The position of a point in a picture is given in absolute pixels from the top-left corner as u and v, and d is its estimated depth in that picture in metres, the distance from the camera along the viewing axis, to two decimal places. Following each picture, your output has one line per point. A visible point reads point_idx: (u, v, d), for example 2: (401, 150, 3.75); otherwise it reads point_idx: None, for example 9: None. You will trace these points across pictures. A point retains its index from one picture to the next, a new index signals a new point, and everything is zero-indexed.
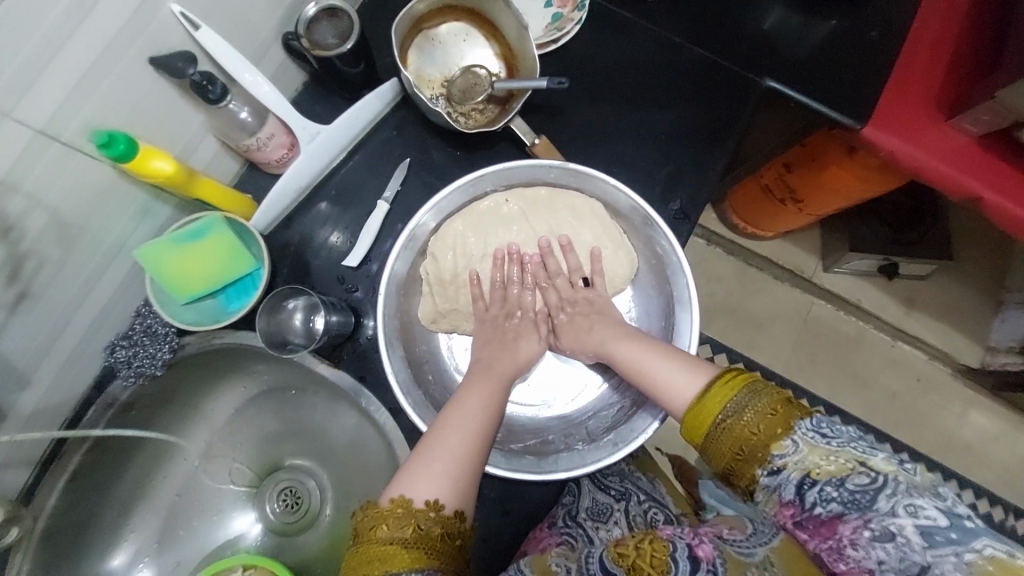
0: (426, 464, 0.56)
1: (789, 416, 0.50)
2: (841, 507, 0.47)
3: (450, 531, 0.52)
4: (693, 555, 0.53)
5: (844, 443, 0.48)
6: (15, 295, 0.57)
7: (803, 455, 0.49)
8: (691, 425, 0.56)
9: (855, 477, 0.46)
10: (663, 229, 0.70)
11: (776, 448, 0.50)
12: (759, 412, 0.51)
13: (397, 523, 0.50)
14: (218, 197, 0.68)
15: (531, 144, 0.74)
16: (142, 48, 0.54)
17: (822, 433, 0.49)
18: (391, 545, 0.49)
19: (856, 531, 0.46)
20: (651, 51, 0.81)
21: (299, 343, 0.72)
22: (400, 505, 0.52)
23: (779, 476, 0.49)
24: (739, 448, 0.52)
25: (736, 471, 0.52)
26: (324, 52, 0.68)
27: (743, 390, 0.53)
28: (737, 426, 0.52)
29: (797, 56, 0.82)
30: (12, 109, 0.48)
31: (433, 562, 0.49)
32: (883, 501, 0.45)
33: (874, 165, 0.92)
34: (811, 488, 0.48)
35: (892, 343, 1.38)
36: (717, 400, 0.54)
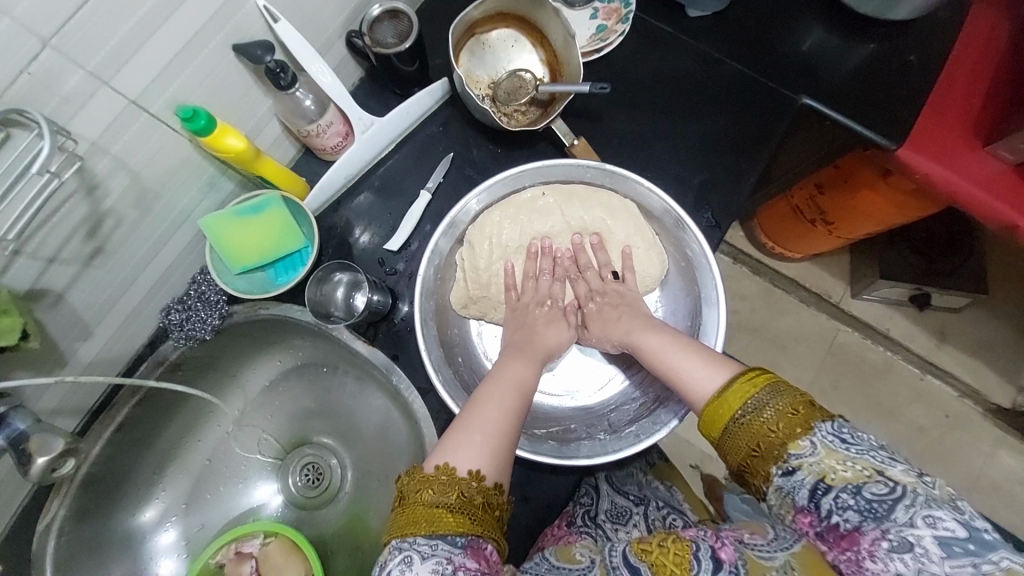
0: (466, 437, 0.59)
1: (810, 418, 0.51)
2: (858, 517, 0.46)
3: (490, 500, 0.55)
4: (715, 557, 0.52)
5: (862, 451, 0.49)
6: (93, 249, 0.63)
7: (820, 458, 0.49)
8: (709, 419, 0.57)
9: (872, 486, 0.46)
10: (694, 232, 0.73)
11: (793, 447, 0.51)
12: (780, 411, 0.52)
13: (442, 488, 0.53)
14: (277, 176, 0.74)
15: (570, 144, 0.78)
16: (227, 36, 0.61)
17: (841, 438, 0.50)
18: (437, 508, 0.52)
19: (874, 543, 0.46)
20: (690, 65, 0.84)
21: (339, 316, 0.77)
22: (445, 472, 0.55)
23: (794, 478, 0.50)
24: (755, 444, 0.53)
25: (750, 467, 0.53)
26: (384, 49, 0.73)
27: (765, 388, 0.54)
28: (756, 422, 0.53)
29: (834, 76, 0.84)
30: (111, 79, 0.53)
31: (476, 528, 0.52)
32: (901, 511, 0.45)
33: (909, 190, 0.93)
34: (826, 495, 0.48)
35: (920, 375, 1.35)
36: (738, 397, 0.55)
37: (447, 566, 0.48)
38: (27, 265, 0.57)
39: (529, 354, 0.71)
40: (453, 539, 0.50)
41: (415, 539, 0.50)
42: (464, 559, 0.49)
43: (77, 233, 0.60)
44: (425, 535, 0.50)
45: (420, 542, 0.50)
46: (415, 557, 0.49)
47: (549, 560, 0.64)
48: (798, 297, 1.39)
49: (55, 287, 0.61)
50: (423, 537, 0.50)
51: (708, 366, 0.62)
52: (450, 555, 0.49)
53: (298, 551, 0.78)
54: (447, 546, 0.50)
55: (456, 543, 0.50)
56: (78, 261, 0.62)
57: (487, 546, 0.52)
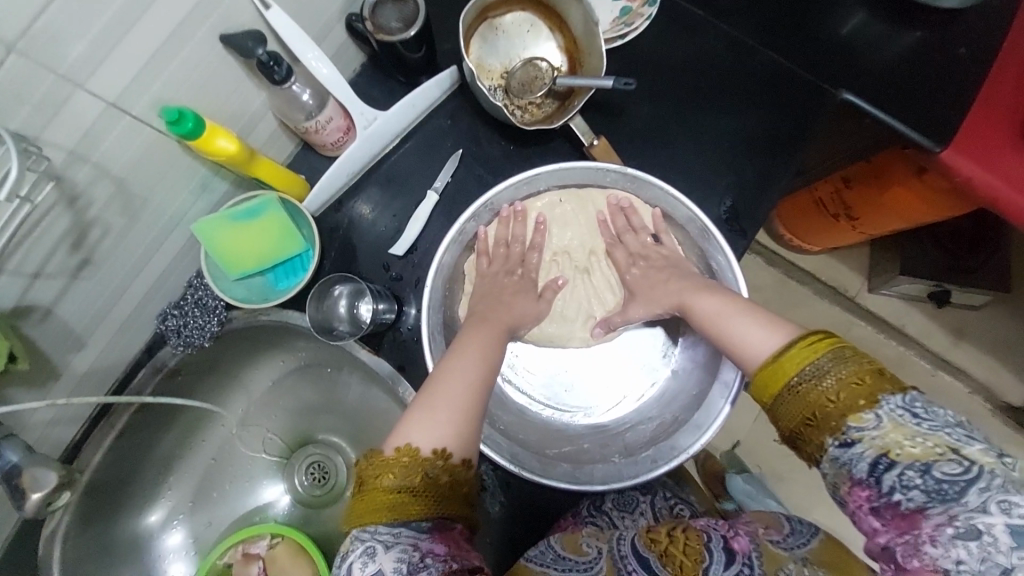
0: (433, 414, 0.54)
1: (876, 390, 0.45)
2: (924, 498, 0.43)
3: (458, 477, 0.50)
4: (728, 548, 0.57)
5: (935, 427, 0.43)
6: (79, 261, 0.59)
7: (884, 432, 0.44)
8: (762, 382, 0.51)
9: (944, 465, 0.42)
10: (721, 243, 0.68)
11: (855, 419, 0.45)
12: (842, 380, 0.46)
13: (403, 472, 0.48)
14: (272, 177, 0.68)
15: (588, 145, 0.72)
16: (213, 26, 0.54)
17: (912, 413, 0.44)
18: (398, 494, 0.47)
19: (937, 528, 0.42)
20: (721, 53, 0.77)
21: (344, 330, 0.73)
22: (407, 454, 0.49)
23: (852, 450, 0.45)
24: (811, 414, 0.47)
25: (802, 435, 0.48)
26: (388, 36, 0.66)
27: (827, 355, 0.48)
28: (814, 391, 0.47)
29: (876, 68, 0.77)
30: (84, 80, 0.47)
31: (441, 508, 0.47)
32: (973, 495, 0.41)
33: (944, 189, 0.87)
34: (889, 471, 0.44)
35: (934, 373, 1.32)
36: (796, 361, 0.49)
37: (414, 553, 0.45)
38: (9, 282, 0.53)
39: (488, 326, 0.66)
40: (417, 523, 0.46)
41: (376, 528, 0.46)
42: (431, 544, 0.46)
43: (62, 246, 0.56)
44: (387, 522, 0.46)
45: (382, 531, 0.46)
46: (377, 547, 0.45)
47: (555, 549, 0.64)
48: (813, 290, 1.34)
49: (42, 303, 0.58)
50: (384, 525, 0.46)
51: (762, 328, 0.56)
52: (416, 542, 0.45)
53: (305, 555, 0.78)
54: (411, 533, 0.46)
55: (421, 528, 0.46)
56: (64, 274, 0.58)
57: (456, 525, 0.48)
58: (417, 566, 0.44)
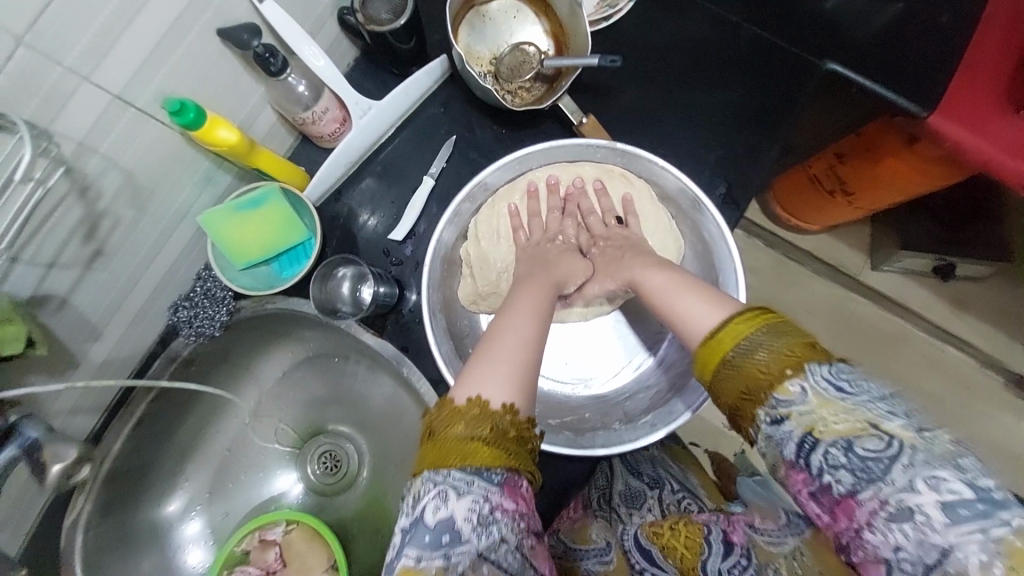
0: (490, 372, 0.55)
1: (803, 359, 0.47)
2: (852, 479, 0.43)
3: (524, 434, 0.51)
4: (726, 539, 0.62)
5: (860, 401, 0.44)
6: (92, 251, 0.61)
7: (811, 408, 0.45)
8: (700, 361, 0.53)
9: (867, 441, 0.43)
10: (711, 211, 0.70)
11: (782, 392, 0.47)
12: (774, 352, 0.48)
13: (473, 422, 0.49)
14: (271, 167, 0.71)
15: (577, 123, 0.74)
16: (210, 19, 0.57)
17: (837, 386, 0.46)
18: (469, 442, 0.48)
19: (870, 514, 0.42)
20: (704, 31, 0.79)
21: (347, 311, 0.74)
22: (477, 404, 0.50)
23: (782, 428, 0.47)
24: (745, 388, 0.49)
25: (741, 412, 0.50)
26: (379, 27, 0.69)
27: (762, 327, 0.50)
28: (748, 364, 0.49)
29: (860, 38, 0.78)
30: (90, 73, 0.50)
31: (512, 463, 0.49)
32: (898, 473, 0.41)
33: (938, 158, 0.87)
34: (814, 451, 0.45)
35: (942, 347, 1.31)
36: (733, 335, 0.51)
37: (484, 505, 0.46)
38: (27, 271, 0.56)
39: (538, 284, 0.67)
40: (489, 475, 0.47)
41: (449, 472, 0.47)
42: (500, 498, 0.47)
43: (75, 236, 0.59)
44: (459, 470, 0.47)
45: (455, 477, 0.47)
46: (451, 492, 0.46)
47: (565, 542, 0.71)
48: (815, 270, 1.34)
49: (58, 292, 0.60)
50: (456, 471, 0.47)
51: (704, 302, 0.57)
52: (487, 493, 0.47)
53: (319, 538, 0.80)
54: (483, 483, 0.47)
55: (493, 480, 0.47)
56: (78, 265, 0.61)
57: (523, 481, 0.49)
58: (486, 518, 0.46)
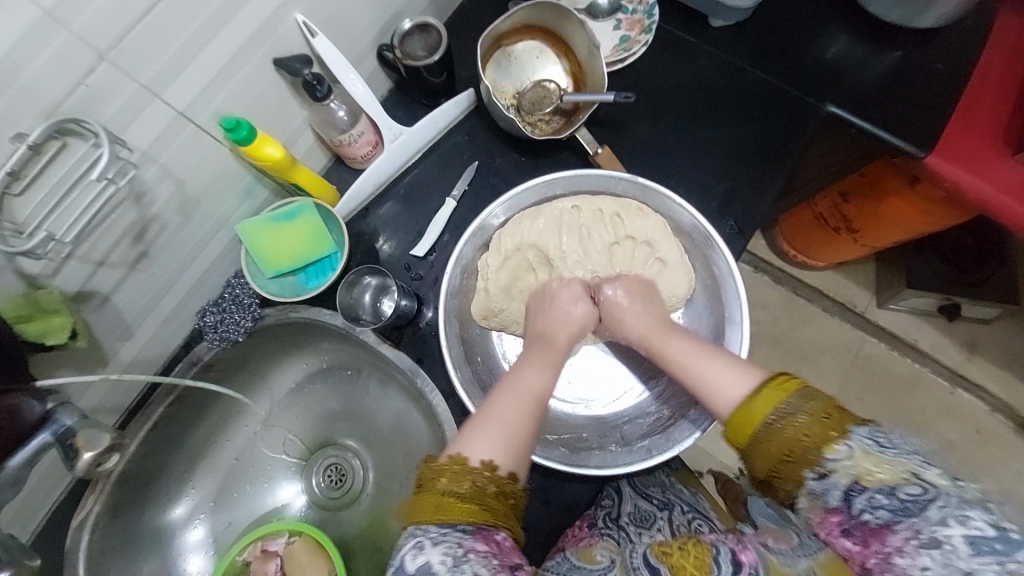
0: (482, 433, 0.60)
1: (845, 421, 0.51)
2: (889, 514, 0.46)
3: (506, 490, 0.55)
4: (735, 560, 0.57)
5: (901, 454, 0.48)
6: (138, 253, 0.66)
7: (855, 461, 0.49)
8: (736, 426, 0.58)
9: (907, 487, 0.46)
10: (722, 249, 0.74)
11: (829, 451, 0.50)
12: (811, 416, 0.52)
13: (454, 477, 0.53)
14: (308, 183, 0.76)
15: (593, 153, 0.79)
16: (268, 51, 0.64)
17: (877, 442, 0.49)
18: (448, 497, 0.52)
19: (903, 540, 0.45)
20: (712, 74, 0.85)
21: (368, 319, 0.79)
22: (458, 463, 0.56)
23: (828, 481, 0.50)
24: (787, 450, 0.53)
25: (781, 473, 0.53)
26: (414, 62, 0.76)
27: (796, 393, 0.55)
28: (788, 427, 0.53)
29: (857, 84, 0.84)
30: (161, 91, 0.56)
31: (486, 516, 0.52)
32: (933, 510, 0.44)
33: (937, 199, 0.91)
34: (859, 495, 0.48)
35: (950, 389, 1.31)
36: (767, 403, 0.56)
37: (457, 548, 0.48)
38: (78, 267, 0.60)
39: (552, 348, 0.73)
40: (463, 526, 0.50)
41: (427, 527, 0.50)
42: (473, 543, 0.49)
43: (125, 238, 0.63)
44: (437, 522, 0.50)
45: (431, 529, 0.50)
46: (427, 542, 0.49)
47: (570, 560, 0.67)
48: (822, 307, 1.36)
49: (101, 290, 0.64)
50: (433, 526, 0.50)
51: (730, 371, 0.64)
52: (461, 540, 0.49)
53: (322, 551, 0.79)
54: (457, 533, 0.50)
55: (466, 530, 0.50)
56: (123, 265, 0.65)
57: (498, 533, 0.51)
58: (460, 559, 0.48)
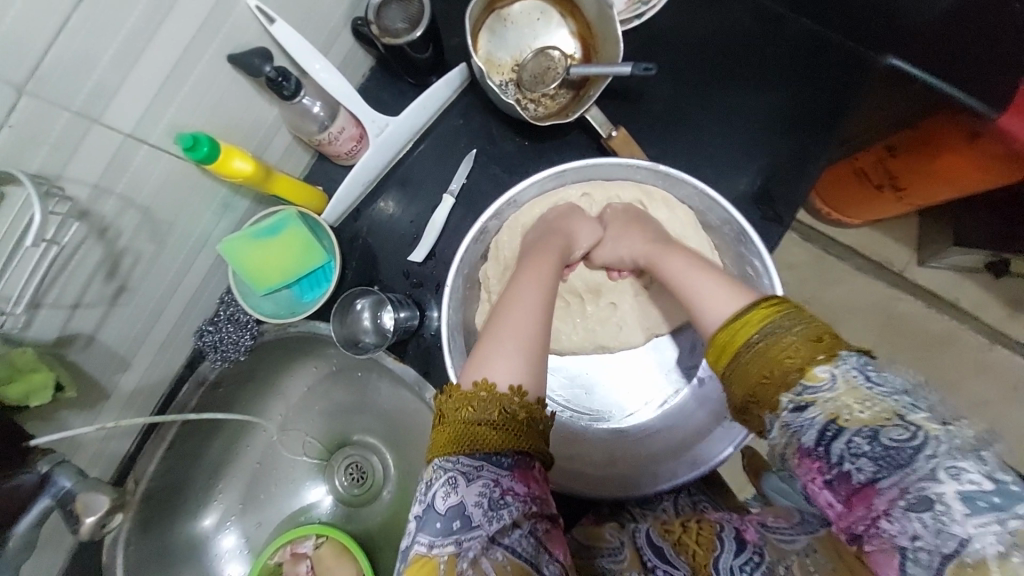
0: (499, 352, 0.53)
1: (835, 347, 0.44)
2: (872, 468, 0.39)
3: (535, 414, 0.49)
4: (739, 538, 0.53)
5: (886, 393, 0.41)
6: (115, 288, 0.60)
7: (837, 395, 0.42)
8: (718, 346, 0.51)
9: (891, 430, 0.39)
10: (757, 246, 0.64)
11: (809, 377, 0.43)
12: (801, 337, 0.45)
13: (482, 407, 0.47)
14: (291, 193, 0.68)
15: (606, 136, 0.69)
16: (220, 47, 0.54)
17: (865, 375, 0.42)
18: (478, 427, 0.46)
19: (889, 502, 0.38)
20: (748, 25, 0.73)
21: (369, 341, 0.72)
22: (484, 388, 0.49)
23: (805, 415, 0.43)
24: (769, 372, 0.46)
25: (759, 399, 0.46)
26: (394, 40, 0.65)
27: (785, 314, 0.48)
28: (774, 347, 0.46)
29: (924, 8, 0.67)
30: (100, 114, 0.48)
31: (521, 446, 0.47)
32: (920, 461, 0.37)
33: (1000, 155, 0.79)
34: (836, 439, 0.41)
35: (990, 346, 1.24)
36: (755, 322, 0.49)
37: (495, 489, 0.45)
38: (53, 314, 0.55)
39: (546, 258, 0.64)
40: (499, 459, 0.46)
41: (457, 458, 0.46)
42: (511, 482, 0.46)
43: (97, 276, 0.57)
44: (467, 454, 0.46)
45: (463, 461, 0.45)
46: (461, 479, 0.45)
47: (578, 541, 0.62)
48: (855, 265, 1.26)
49: (85, 330, 0.60)
50: (465, 456, 0.46)
51: (716, 283, 0.56)
52: (497, 478, 0.45)
53: (349, 553, 0.80)
54: (493, 467, 0.46)
55: (503, 464, 0.46)
56: (103, 302, 0.60)
57: (536, 467, 0.48)
58: (498, 503, 0.44)
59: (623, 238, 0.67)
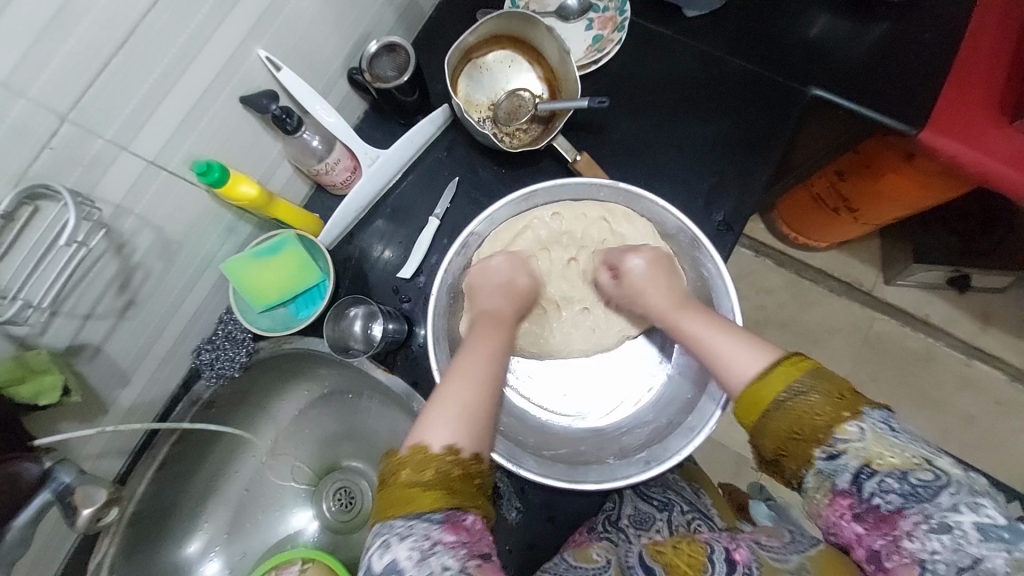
0: (443, 415, 0.59)
1: (857, 404, 0.52)
2: (900, 500, 0.48)
3: (471, 470, 0.56)
4: (728, 559, 0.58)
5: (909, 441, 0.50)
6: (124, 302, 0.66)
7: (866, 444, 0.50)
8: (745, 404, 0.58)
9: (920, 473, 0.48)
10: (709, 251, 0.72)
11: (840, 431, 0.52)
12: (825, 396, 0.53)
13: (416, 468, 0.54)
14: (289, 216, 0.76)
15: (572, 160, 0.78)
16: (234, 89, 0.63)
17: (889, 427, 0.51)
18: (413, 488, 0.52)
19: (913, 525, 0.48)
20: (692, 65, 0.83)
21: (358, 348, 0.78)
22: (422, 452, 0.55)
23: (837, 462, 0.51)
24: (797, 429, 0.54)
25: (790, 452, 0.55)
26: (384, 84, 0.75)
27: (806, 373, 0.55)
28: (800, 407, 0.54)
29: (848, 57, 0.81)
30: (129, 143, 0.56)
31: (452, 502, 0.52)
32: (945, 497, 0.47)
33: (937, 170, 0.87)
34: (870, 479, 0.50)
35: (965, 360, 1.28)
36: (778, 382, 0.56)
37: (425, 541, 0.49)
38: (66, 323, 0.61)
39: (497, 327, 0.72)
40: (431, 516, 0.51)
41: (394, 522, 0.51)
42: (441, 533, 0.50)
43: (109, 289, 0.63)
44: (402, 517, 0.51)
45: (397, 525, 0.50)
46: (393, 540, 0.49)
47: (567, 560, 0.68)
48: (827, 287, 1.33)
49: (93, 341, 0.65)
50: (399, 519, 0.51)
51: (746, 346, 0.63)
52: (428, 532, 0.50)
53: None
54: (423, 524, 0.50)
55: (432, 520, 0.50)
56: (112, 315, 0.65)
57: (467, 516, 0.52)
58: (428, 552, 0.48)
59: (652, 283, 0.73)
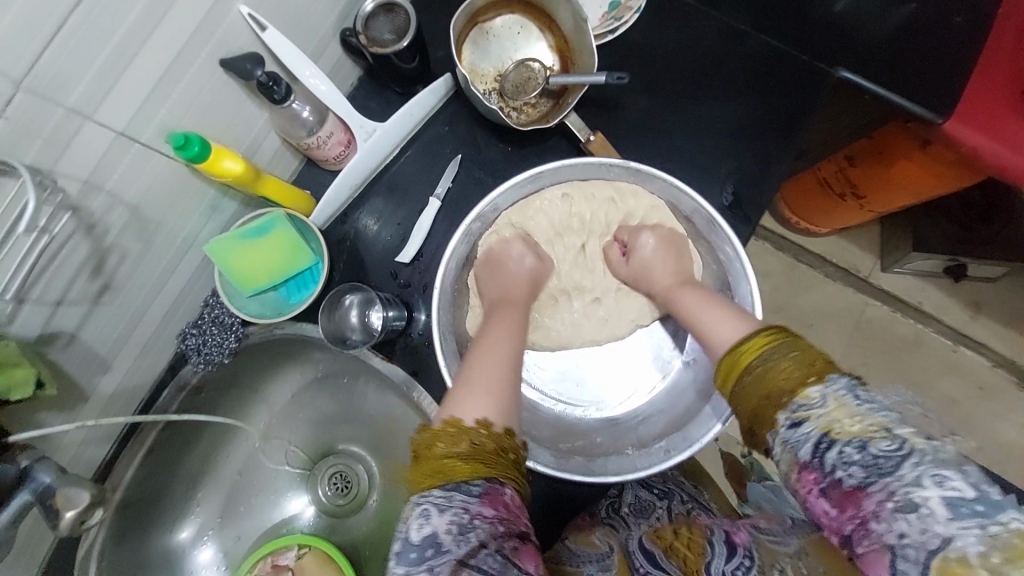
0: (467, 391, 0.58)
1: (826, 369, 0.46)
2: (862, 474, 0.41)
3: (505, 445, 0.53)
4: (729, 541, 0.56)
5: (874, 409, 0.43)
6: (99, 287, 0.61)
7: (827, 412, 0.44)
8: (722, 374, 0.54)
9: (880, 442, 0.41)
10: (727, 233, 0.68)
11: (802, 397, 0.46)
12: (796, 361, 0.48)
13: (451, 440, 0.51)
14: (278, 194, 0.70)
15: (585, 141, 0.73)
16: (213, 51, 0.56)
17: (854, 396, 0.44)
18: (448, 459, 0.49)
19: (878, 504, 0.40)
20: (712, 40, 0.78)
21: (357, 339, 0.73)
22: (453, 425, 0.53)
23: (800, 430, 0.45)
24: (767, 394, 0.48)
25: (758, 417, 0.48)
26: (382, 48, 0.68)
27: (781, 341, 0.50)
28: (772, 371, 0.48)
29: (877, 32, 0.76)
30: (94, 112, 0.50)
31: (491, 472, 0.50)
32: (907, 469, 0.39)
33: (951, 160, 0.84)
34: (830, 450, 0.43)
35: (953, 347, 1.30)
36: (754, 350, 0.51)
37: (464, 515, 0.46)
38: (35, 311, 0.55)
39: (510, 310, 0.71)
40: (468, 487, 0.48)
41: (431, 492, 0.48)
42: (480, 508, 0.47)
43: (82, 273, 0.58)
44: (441, 487, 0.48)
45: (436, 495, 0.48)
46: (432, 510, 0.47)
47: (569, 547, 0.68)
48: (824, 272, 1.32)
49: (67, 328, 0.60)
50: (437, 489, 0.48)
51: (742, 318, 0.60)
52: (467, 505, 0.47)
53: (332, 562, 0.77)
54: (463, 496, 0.47)
55: (473, 492, 0.48)
56: (86, 300, 0.60)
57: (505, 489, 0.50)
58: (467, 527, 0.46)
59: (659, 254, 0.73)
